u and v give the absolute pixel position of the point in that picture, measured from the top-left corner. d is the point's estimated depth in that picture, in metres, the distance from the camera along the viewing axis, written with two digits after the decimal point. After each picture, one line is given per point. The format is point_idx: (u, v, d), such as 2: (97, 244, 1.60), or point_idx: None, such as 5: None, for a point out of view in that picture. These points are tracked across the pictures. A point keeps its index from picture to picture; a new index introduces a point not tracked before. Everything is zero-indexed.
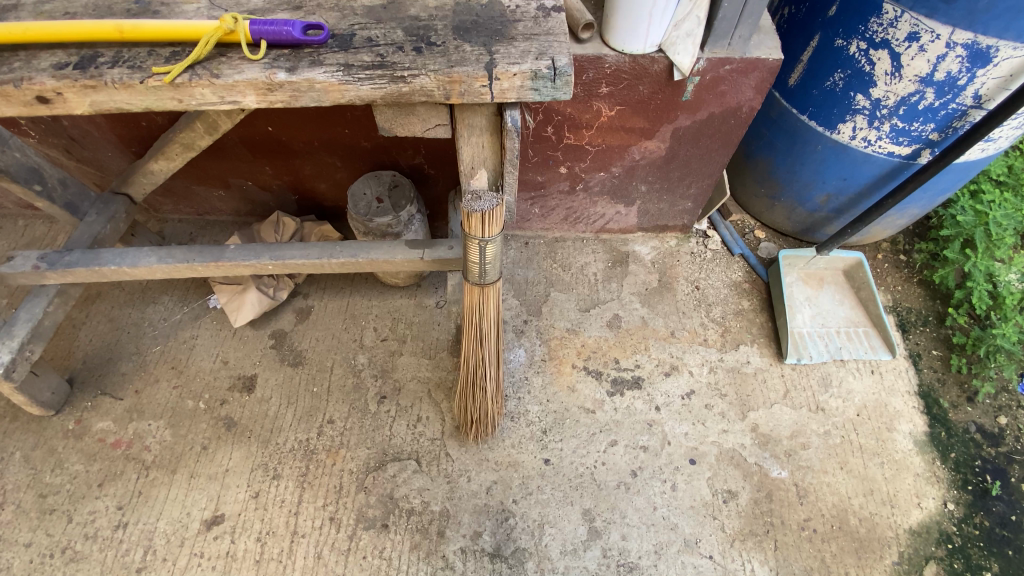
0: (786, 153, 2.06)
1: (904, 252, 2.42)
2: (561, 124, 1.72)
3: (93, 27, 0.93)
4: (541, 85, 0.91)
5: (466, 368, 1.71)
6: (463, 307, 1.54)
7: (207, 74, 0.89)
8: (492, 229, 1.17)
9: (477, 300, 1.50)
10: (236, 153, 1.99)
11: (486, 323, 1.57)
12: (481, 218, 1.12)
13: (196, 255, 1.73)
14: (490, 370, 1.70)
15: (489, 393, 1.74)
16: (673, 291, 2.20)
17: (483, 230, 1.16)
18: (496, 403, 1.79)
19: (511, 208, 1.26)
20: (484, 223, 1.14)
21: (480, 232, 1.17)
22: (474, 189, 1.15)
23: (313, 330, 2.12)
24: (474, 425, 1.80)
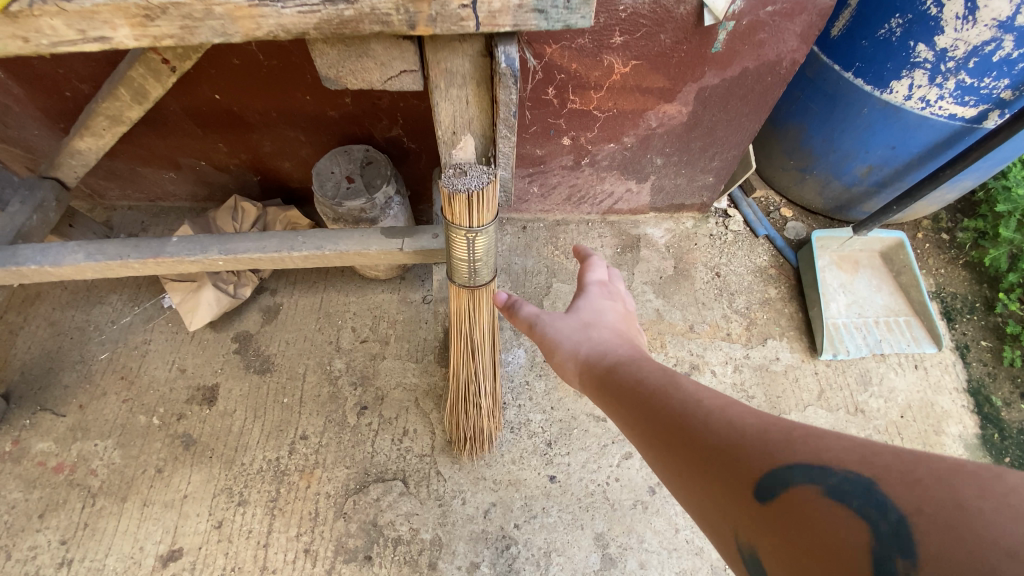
0: (824, 118, 1.78)
1: (947, 231, 2.17)
2: (565, 84, 1.43)
3: None
4: (549, 4, 0.66)
5: (454, 373, 1.52)
6: (448, 311, 1.38)
7: None
8: (484, 218, 0.93)
9: (465, 301, 1.32)
10: (182, 128, 1.70)
11: (478, 335, 1.40)
12: (467, 201, 0.88)
13: (131, 250, 1.45)
14: (486, 376, 1.50)
15: (484, 410, 1.53)
16: (691, 279, 1.94)
17: (471, 218, 0.91)
18: (492, 419, 1.57)
19: (507, 189, 1.00)
20: (470, 208, 0.90)
21: (467, 223, 0.92)
22: (454, 165, 0.90)
23: (282, 332, 1.86)
24: (468, 440, 1.56)
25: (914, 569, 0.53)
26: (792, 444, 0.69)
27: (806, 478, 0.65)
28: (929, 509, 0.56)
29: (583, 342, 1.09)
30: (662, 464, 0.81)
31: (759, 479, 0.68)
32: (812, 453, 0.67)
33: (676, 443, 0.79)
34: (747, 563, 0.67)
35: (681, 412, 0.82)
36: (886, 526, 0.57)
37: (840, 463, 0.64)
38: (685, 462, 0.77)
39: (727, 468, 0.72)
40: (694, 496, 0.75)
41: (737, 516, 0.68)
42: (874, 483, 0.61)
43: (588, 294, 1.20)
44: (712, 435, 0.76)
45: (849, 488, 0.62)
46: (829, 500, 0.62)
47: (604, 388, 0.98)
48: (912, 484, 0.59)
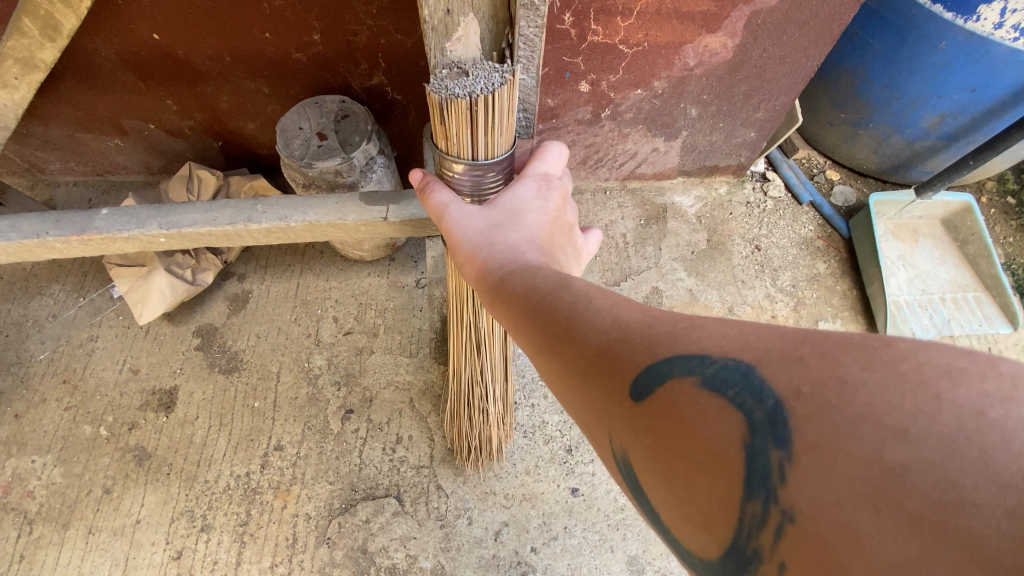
0: (890, 57, 1.51)
1: (1016, 193, 1.90)
2: (586, 7, 1.14)
3: None
4: None
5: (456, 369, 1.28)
6: (448, 292, 1.14)
7: None
8: (494, 146, 0.79)
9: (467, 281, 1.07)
10: (121, 81, 1.41)
11: (485, 326, 1.15)
12: (471, 114, 0.72)
13: (51, 226, 1.16)
14: (495, 372, 1.25)
15: (495, 417, 1.29)
16: (726, 254, 1.67)
17: (469, 139, 0.76)
18: (502, 426, 1.33)
19: (530, 102, 0.82)
20: (470, 126, 0.74)
21: (464, 147, 0.78)
22: (449, 62, 0.73)
23: (252, 324, 1.59)
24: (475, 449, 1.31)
25: (790, 463, 0.39)
26: (674, 337, 0.50)
27: (683, 369, 0.47)
28: (809, 388, 0.40)
29: (486, 242, 0.76)
30: (548, 373, 0.61)
31: (636, 379, 0.49)
32: (693, 341, 0.49)
33: (558, 344, 0.58)
34: (624, 476, 0.51)
35: (569, 314, 0.59)
36: (761, 415, 0.41)
37: (720, 349, 0.46)
38: (563, 365, 0.57)
39: (603, 372, 0.53)
40: (574, 404, 0.57)
41: (612, 420, 0.51)
42: (755, 367, 0.44)
43: (521, 183, 0.83)
44: (595, 333, 0.56)
45: (726, 376, 0.44)
46: (705, 392, 0.45)
47: (493, 298, 0.70)
48: (792, 361, 0.42)
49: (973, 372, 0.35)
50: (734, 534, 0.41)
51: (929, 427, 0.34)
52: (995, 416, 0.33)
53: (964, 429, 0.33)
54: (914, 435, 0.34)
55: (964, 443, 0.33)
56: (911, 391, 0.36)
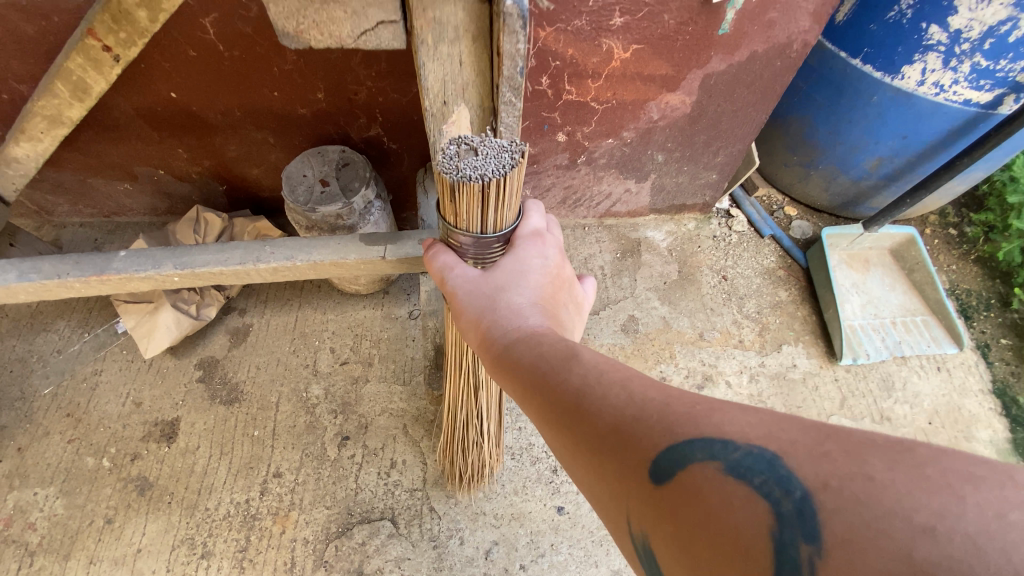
0: (831, 110, 1.70)
1: (955, 226, 2.11)
2: (560, 72, 1.30)
3: None
4: None
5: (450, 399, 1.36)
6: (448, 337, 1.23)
7: None
8: (500, 219, 0.92)
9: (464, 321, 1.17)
10: (136, 132, 1.53)
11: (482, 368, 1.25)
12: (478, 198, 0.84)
13: (71, 267, 1.25)
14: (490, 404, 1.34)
15: (489, 442, 1.39)
16: (697, 284, 1.82)
17: (475, 213, 0.87)
18: (496, 449, 1.43)
19: None
20: (481, 207, 0.86)
21: (474, 223, 0.90)
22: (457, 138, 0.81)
23: (252, 356, 1.67)
24: (469, 475, 1.40)
25: (820, 558, 0.40)
26: (693, 420, 0.53)
27: (705, 453, 0.50)
28: (836, 481, 0.43)
29: (489, 305, 0.84)
30: (553, 441, 0.66)
31: (656, 460, 0.52)
32: (715, 424, 0.51)
33: (569, 418, 0.62)
34: (643, 559, 0.52)
35: (578, 387, 0.64)
36: (788, 505, 0.43)
37: (743, 436, 0.49)
38: (573, 439, 0.61)
39: (620, 450, 0.55)
40: (588, 481, 0.60)
41: (630, 500, 0.54)
42: (780, 457, 0.46)
43: (516, 245, 0.93)
44: (607, 411, 0.59)
45: (751, 464, 0.47)
46: (729, 479, 0.47)
47: (499, 366, 0.76)
48: (818, 455, 0.45)
49: (993, 479, 0.38)
50: None
51: (957, 526, 0.36)
52: (1015, 518, 0.36)
53: (987, 528, 0.36)
54: (942, 534, 0.36)
55: (987, 542, 0.35)
56: (937, 493, 0.39)
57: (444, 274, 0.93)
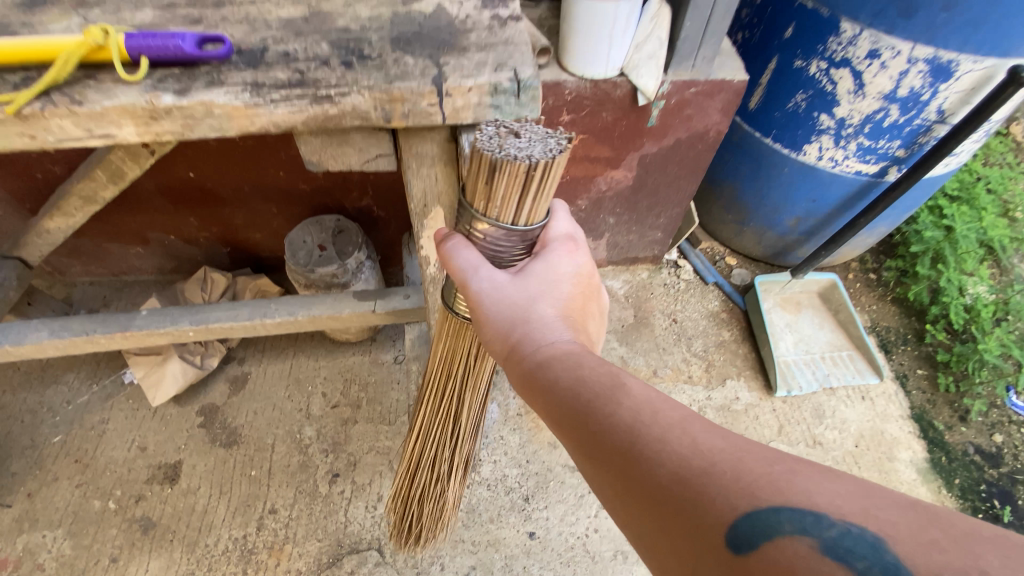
0: (753, 178, 2.02)
1: (874, 271, 2.41)
2: None
3: (26, 46, 0.70)
4: (503, 101, 0.75)
5: (418, 439, 1.20)
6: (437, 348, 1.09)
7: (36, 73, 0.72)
8: (534, 213, 0.81)
9: (469, 346, 1.04)
10: (154, 204, 1.74)
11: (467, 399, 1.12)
12: (521, 180, 0.72)
13: (98, 325, 1.42)
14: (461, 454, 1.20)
15: (451, 487, 1.24)
16: (650, 326, 2.08)
17: (512, 201, 0.76)
18: (455, 495, 1.27)
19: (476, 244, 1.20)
20: (519, 193, 0.75)
21: (506, 213, 0.79)
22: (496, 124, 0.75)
23: (250, 402, 1.83)
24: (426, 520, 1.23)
25: None
26: (777, 487, 0.55)
27: (794, 526, 0.52)
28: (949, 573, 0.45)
29: (520, 320, 0.81)
30: (603, 475, 0.66)
31: (736, 526, 0.54)
32: (801, 495, 0.54)
33: (623, 453, 0.64)
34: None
35: (632, 423, 0.66)
36: None
37: (838, 511, 0.52)
38: (634, 488, 0.62)
39: (689, 511, 0.57)
40: (641, 530, 0.61)
41: (700, 562, 0.55)
42: (882, 543, 0.49)
43: (545, 252, 0.87)
44: (671, 464, 0.60)
45: (852, 547, 0.49)
46: (827, 559, 0.50)
47: (540, 396, 0.76)
48: (924, 542, 0.48)
49: None
50: None
51: None
52: None
53: None
54: None
55: None
56: None
57: (465, 273, 0.82)
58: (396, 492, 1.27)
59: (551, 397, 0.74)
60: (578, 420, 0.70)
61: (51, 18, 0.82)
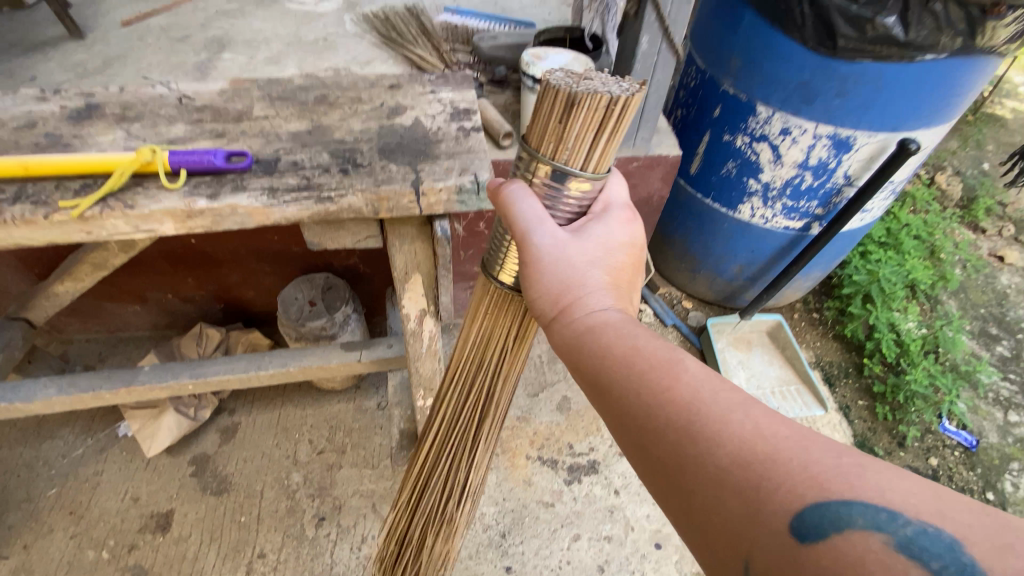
0: (699, 232, 2.28)
1: (816, 310, 2.67)
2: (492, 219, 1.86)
3: (87, 161, 0.87)
4: (466, 197, 0.95)
5: (432, 450, 1.16)
6: (472, 327, 1.02)
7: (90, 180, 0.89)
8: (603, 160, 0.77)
9: (507, 329, 0.98)
10: (156, 267, 1.90)
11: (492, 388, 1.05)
12: (602, 114, 0.71)
13: (104, 381, 1.54)
14: (474, 476, 1.16)
15: (465, 489, 1.16)
16: None
17: (586, 140, 0.73)
18: (469, 501, 1.19)
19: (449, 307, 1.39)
20: (595, 131, 0.73)
21: (577, 155, 0.75)
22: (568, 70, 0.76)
23: (240, 451, 1.93)
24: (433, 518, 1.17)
25: None
26: (846, 481, 0.56)
27: (867, 521, 0.52)
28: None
29: (576, 293, 0.79)
30: (657, 445, 0.67)
31: (802, 516, 0.54)
32: (868, 489, 0.54)
33: (683, 430, 0.65)
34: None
35: (690, 400, 0.67)
36: None
37: (912, 509, 0.52)
38: (691, 462, 0.63)
39: (749, 496, 0.58)
40: (694, 501, 0.63)
41: (758, 538, 0.57)
42: (960, 545, 0.49)
43: (602, 217, 0.84)
44: (733, 447, 0.61)
45: (929, 546, 0.49)
46: (901, 555, 0.49)
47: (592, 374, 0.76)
48: (1000, 545, 0.48)
49: None
50: None
51: None
52: None
53: None
54: None
55: None
56: None
57: (527, 227, 0.78)
58: (401, 516, 1.23)
59: (601, 370, 0.75)
60: (631, 390, 0.71)
61: (98, 131, 1.00)
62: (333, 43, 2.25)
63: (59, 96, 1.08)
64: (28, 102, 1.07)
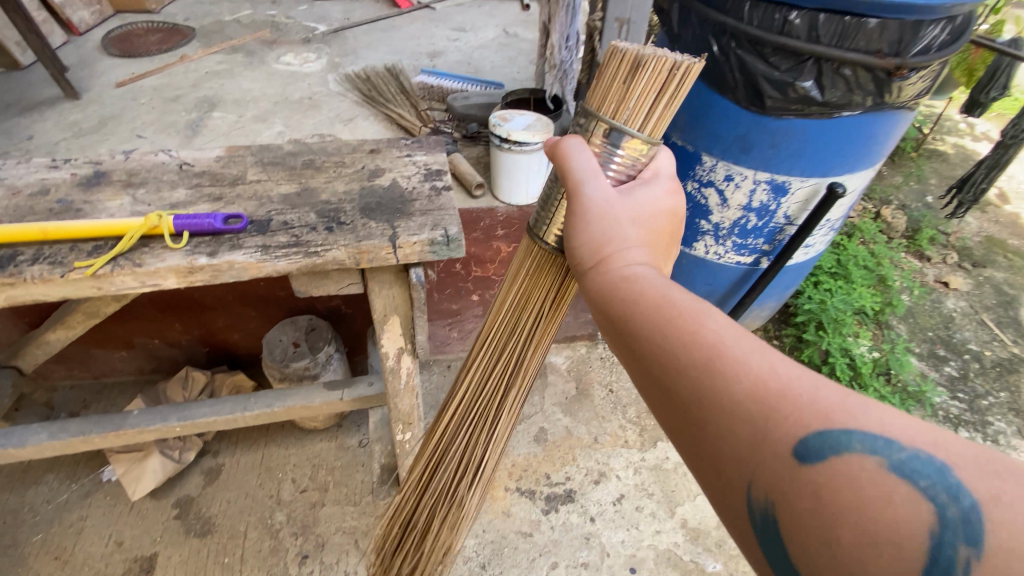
0: None
1: (776, 337, 2.85)
2: (468, 261, 2.00)
3: (98, 225, 0.98)
4: (438, 248, 1.08)
5: (450, 423, 1.09)
6: (510, 286, 1.00)
7: (101, 240, 1.00)
8: (658, 127, 0.80)
9: (546, 290, 0.96)
10: (144, 313, 1.97)
11: (523, 358, 1.02)
12: (666, 78, 0.76)
13: (93, 426, 1.60)
14: (492, 454, 1.08)
15: (477, 480, 1.09)
16: (590, 397, 2.41)
17: (648, 100, 0.77)
18: (478, 495, 1.12)
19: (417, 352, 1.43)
20: (656, 94, 0.76)
21: (636, 116, 0.78)
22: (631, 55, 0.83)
23: (224, 492, 1.97)
24: (440, 513, 1.09)
25: (977, 560, 0.46)
26: (847, 411, 0.55)
27: (866, 446, 0.52)
28: (1008, 497, 0.47)
29: (605, 241, 0.76)
30: (668, 382, 0.65)
31: (805, 440, 0.54)
32: (878, 421, 0.54)
33: (701, 366, 0.62)
34: (757, 521, 0.56)
35: (713, 340, 0.62)
36: (954, 511, 0.48)
37: (907, 436, 0.52)
38: (700, 397, 0.61)
39: (761, 426, 0.57)
40: (703, 433, 0.61)
41: (760, 465, 0.56)
42: (948, 468, 0.50)
43: (650, 181, 0.81)
44: (749, 380, 0.58)
45: (918, 467, 0.50)
46: (894, 476, 0.50)
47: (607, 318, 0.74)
48: (986, 472, 0.50)
49: None
50: None
51: None
52: None
53: None
54: None
55: None
56: None
57: (579, 178, 0.77)
58: (408, 498, 1.15)
59: (612, 309, 0.73)
60: (645, 325, 0.68)
61: (108, 197, 1.13)
62: (317, 101, 2.43)
63: (69, 165, 1.19)
64: (41, 170, 1.18)
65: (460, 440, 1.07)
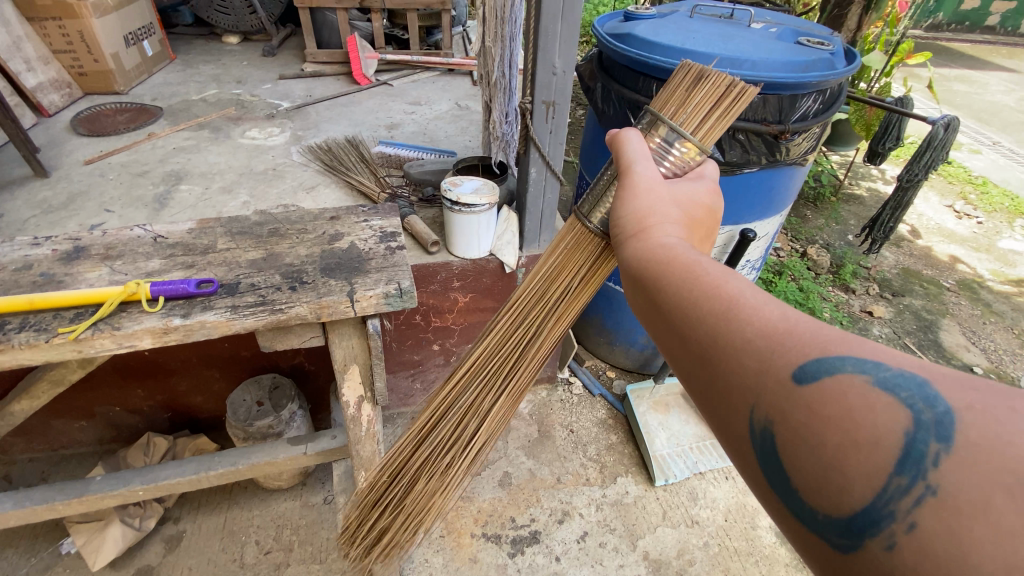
0: (609, 310, 2.64)
1: None
2: (427, 312, 2.15)
3: (83, 294, 1.09)
4: (391, 300, 1.23)
5: (462, 378, 1.21)
6: (546, 258, 1.14)
7: (83, 308, 1.11)
8: (708, 135, 0.95)
9: (576, 268, 1.09)
10: (106, 381, 1.99)
11: (542, 329, 1.15)
12: (722, 94, 0.93)
13: (56, 493, 1.60)
14: (492, 416, 1.21)
15: (469, 441, 1.22)
16: (552, 438, 2.52)
17: (704, 108, 0.93)
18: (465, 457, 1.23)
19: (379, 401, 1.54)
20: (710, 105, 0.93)
21: (691, 120, 0.93)
22: None
23: (185, 559, 1.94)
24: (429, 465, 1.22)
25: (947, 455, 0.44)
26: (848, 343, 0.53)
27: (855, 367, 0.50)
28: (982, 405, 0.45)
29: (642, 213, 0.80)
30: (685, 329, 0.64)
31: (802, 365, 0.52)
32: (870, 346, 0.52)
33: (715, 313, 0.61)
34: (755, 443, 0.55)
35: (732, 291, 0.61)
36: (929, 415, 0.46)
37: (893, 357, 0.50)
38: (714, 336, 0.60)
39: (767, 357, 0.55)
40: (716, 372, 0.59)
41: (763, 393, 0.54)
42: (930, 381, 0.48)
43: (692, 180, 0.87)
44: (758, 319, 0.58)
45: (900, 381, 0.48)
46: (874, 390, 0.49)
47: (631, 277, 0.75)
48: (966, 387, 0.47)
49: None
50: (872, 500, 0.46)
51: None
52: None
53: None
54: None
55: None
56: None
57: (630, 161, 0.88)
58: (408, 443, 1.25)
59: (633, 268, 0.74)
60: (665, 278, 0.69)
61: (88, 269, 1.24)
62: (281, 172, 2.61)
63: (50, 242, 1.30)
64: (23, 248, 1.29)
65: (462, 399, 1.20)
